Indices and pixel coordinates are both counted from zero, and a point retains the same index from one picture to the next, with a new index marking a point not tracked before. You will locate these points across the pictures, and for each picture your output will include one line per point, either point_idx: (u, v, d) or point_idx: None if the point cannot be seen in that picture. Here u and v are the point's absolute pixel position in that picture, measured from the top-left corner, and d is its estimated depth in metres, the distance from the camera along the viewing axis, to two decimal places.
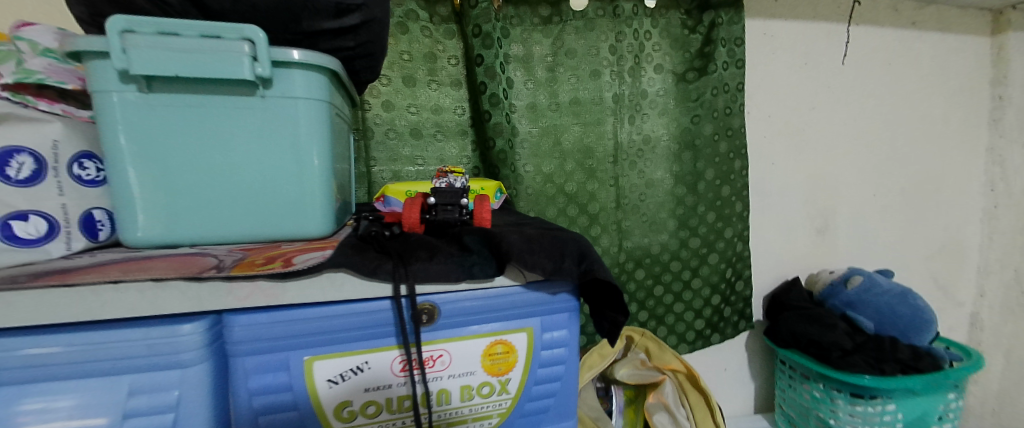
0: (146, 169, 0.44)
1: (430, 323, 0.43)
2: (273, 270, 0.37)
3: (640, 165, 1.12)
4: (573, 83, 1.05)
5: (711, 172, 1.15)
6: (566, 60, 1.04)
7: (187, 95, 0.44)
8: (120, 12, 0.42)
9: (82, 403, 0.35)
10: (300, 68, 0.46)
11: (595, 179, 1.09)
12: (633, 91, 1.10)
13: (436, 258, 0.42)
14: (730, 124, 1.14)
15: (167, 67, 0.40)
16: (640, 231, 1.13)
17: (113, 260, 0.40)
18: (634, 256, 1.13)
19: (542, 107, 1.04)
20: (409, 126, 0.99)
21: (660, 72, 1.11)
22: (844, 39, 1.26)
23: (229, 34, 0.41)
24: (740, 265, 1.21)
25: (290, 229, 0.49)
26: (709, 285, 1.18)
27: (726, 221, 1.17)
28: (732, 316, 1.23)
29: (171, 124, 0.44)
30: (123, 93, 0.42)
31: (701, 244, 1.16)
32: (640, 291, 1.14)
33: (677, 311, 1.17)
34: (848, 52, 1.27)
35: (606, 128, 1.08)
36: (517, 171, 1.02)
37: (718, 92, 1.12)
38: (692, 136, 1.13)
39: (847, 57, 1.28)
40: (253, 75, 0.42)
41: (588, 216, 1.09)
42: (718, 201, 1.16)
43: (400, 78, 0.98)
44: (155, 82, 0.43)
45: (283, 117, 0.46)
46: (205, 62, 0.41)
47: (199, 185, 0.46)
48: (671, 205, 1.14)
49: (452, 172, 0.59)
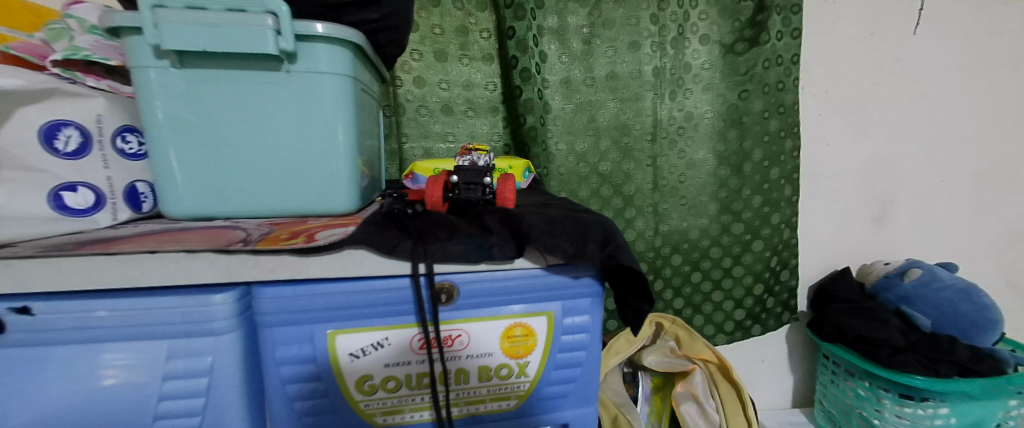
0: (185, 143, 0.46)
1: (448, 303, 0.43)
2: (295, 245, 0.38)
3: (681, 144, 1.07)
4: (610, 56, 1.00)
5: (758, 152, 1.07)
6: (604, 31, 0.99)
7: (216, 70, 0.44)
8: None
9: (127, 364, 0.38)
10: (323, 42, 0.46)
11: (631, 159, 1.05)
12: (676, 64, 1.03)
13: (455, 238, 0.42)
14: (782, 100, 1.06)
15: (195, 42, 0.41)
16: (678, 214, 1.09)
17: (153, 230, 0.42)
18: (671, 241, 1.09)
19: (577, 82, 1.01)
20: (440, 103, 0.98)
21: (705, 43, 1.04)
22: (920, 5, 1.13)
23: (253, 7, 0.42)
24: (786, 253, 1.14)
25: (317, 204, 0.50)
26: (751, 273, 1.12)
27: (772, 206, 1.10)
28: (774, 307, 1.17)
29: (205, 99, 0.45)
30: (158, 68, 0.43)
31: (743, 230, 1.10)
32: (676, 277, 1.10)
33: (714, 299, 1.12)
34: (923, 19, 1.14)
35: (644, 104, 1.03)
36: (548, 150, 1.00)
37: (770, 65, 1.04)
38: (739, 113, 1.06)
39: (921, 26, 1.14)
40: (277, 49, 0.43)
41: (623, 197, 1.06)
42: (765, 184, 1.09)
43: (431, 53, 0.96)
44: (187, 57, 0.44)
45: (309, 93, 0.47)
46: (231, 36, 0.42)
47: (231, 160, 0.47)
48: (713, 187, 1.09)
49: (476, 150, 0.58)
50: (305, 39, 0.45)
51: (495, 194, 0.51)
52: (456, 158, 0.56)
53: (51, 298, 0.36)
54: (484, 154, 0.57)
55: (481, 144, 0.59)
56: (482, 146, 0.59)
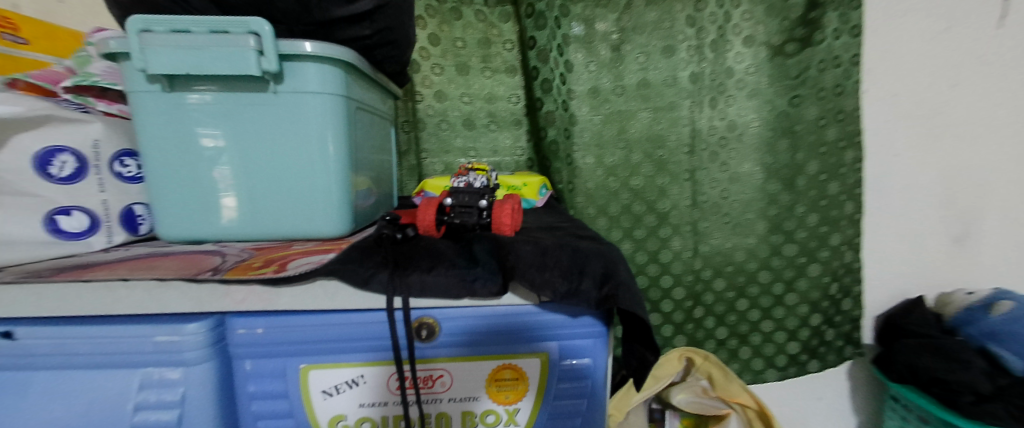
0: (177, 167, 0.46)
1: (429, 340, 0.39)
2: (263, 276, 0.36)
3: (724, 156, 0.98)
4: (642, 63, 0.94)
5: (814, 165, 0.96)
6: (635, 36, 0.93)
7: (204, 93, 0.44)
8: (146, 12, 0.43)
9: (102, 392, 0.37)
10: (312, 61, 0.44)
11: (666, 173, 0.97)
12: (716, 69, 0.95)
13: (435, 270, 0.38)
14: (839, 106, 0.94)
15: (180, 65, 0.41)
16: (721, 234, 0.99)
17: (140, 254, 0.42)
18: (714, 264, 0.99)
19: (606, 91, 0.94)
20: (462, 117, 0.96)
21: (750, 45, 0.95)
22: None
23: (235, 27, 0.41)
24: (848, 279, 1.01)
25: (307, 227, 0.48)
26: (808, 302, 1.00)
27: (831, 225, 0.98)
28: (835, 340, 1.04)
29: (195, 121, 0.45)
30: (151, 93, 0.44)
31: (797, 253, 0.98)
32: (719, 304, 1.00)
33: (763, 330, 1.01)
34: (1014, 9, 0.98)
35: (681, 113, 0.95)
36: (573, 164, 0.95)
37: (826, 66, 0.93)
38: (791, 121, 0.96)
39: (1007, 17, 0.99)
40: (260, 70, 0.42)
41: (657, 214, 0.98)
42: (822, 200, 0.97)
43: (453, 67, 0.95)
44: (177, 81, 0.44)
45: (297, 112, 0.45)
46: (214, 58, 0.41)
47: (222, 183, 0.47)
48: (762, 204, 0.98)
49: (473, 170, 0.55)
50: (292, 58, 0.44)
51: (492, 216, 0.47)
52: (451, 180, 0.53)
53: (33, 323, 0.36)
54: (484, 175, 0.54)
55: (483, 166, 0.56)
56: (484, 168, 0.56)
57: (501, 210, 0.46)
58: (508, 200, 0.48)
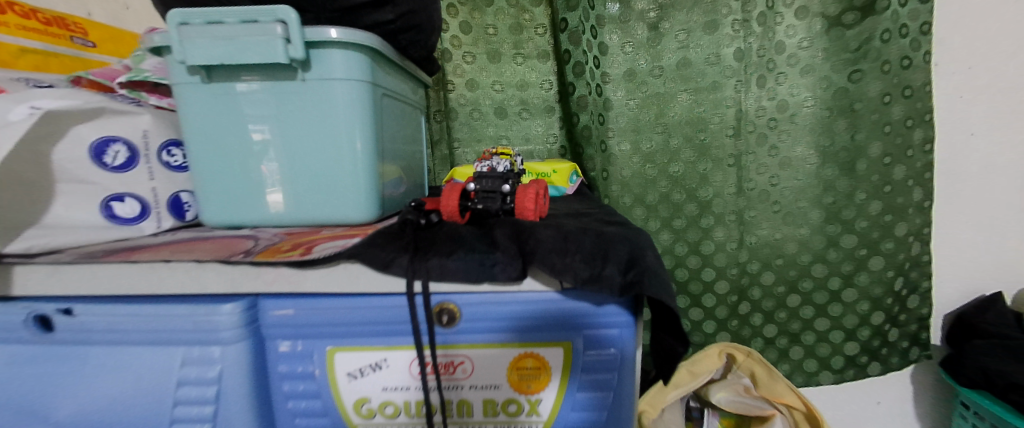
0: (216, 155, 0.48)
1: (449, 325, 0.38)
2: (290, 258, 0.37)
3: (773, 139, 0.91)
4: (682, 41, 0.89)
5: (876, 147, 0.88)
6: (674, 13, 0.88)
7: (238, 83, 0.46)
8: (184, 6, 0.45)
9: (149, 367, 0.39)
10: (337, 47, 0.45)
11: (708, 158, 0.92)
12: (764, 45, 0.88)
13: (455, 254, 0.38)
14: (908, 81, 0.85)
15: (214, 56, 0.43)
16: (770, 223, 0.93)
17: (183, 238, 0.44)
18: (761, 256, 0.93)
19: (643, 73, 0.91)
20: (493, 105, 0.95)
21: (803, 17, 0.88)
22: None
23: (263, 16, 0.42)
24: (915, 273, 0.93)
25: (335, 214, 0.49)
26: (869, 299, 0.92)
27: (897, 213, 0.89)
28: (900, 341, 0.96)
29: (232, 111, 0.47)
30: (190, 84, 0.46)
31: (857, 244, 0.91)
32: (767, 300, 0.94)
33: (817, 328, 0.94)
34: None
35: (725, 94, 0.89)
36: (608, 151, 0.92)
37: (892, 37, 0.84)
38: (850, 99, 0.88)
39: None
40: (287, 58, 0.43)
41: (698, 203, 0.93)
42: (886, 186, 0.89)
43: (484, 54, 0.94)
44: (213, 72, 0.46)
45: (324, 99, 0.46)
46: (245, 48, 0.43)
47: (256, 171, 0.48)
48: (815, 191, 0.91)
49: (498, 155, 0.54)
50: (318, 45, 0.45)
51: (515, 202, 0.46)
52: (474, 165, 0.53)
53: (91, 301, 0.39)
54: (508, 160, 0.53)
55: (506, 150, 0.54)
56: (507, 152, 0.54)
57: (525, 196, 0.45)
58: (532, 185, 0.47)
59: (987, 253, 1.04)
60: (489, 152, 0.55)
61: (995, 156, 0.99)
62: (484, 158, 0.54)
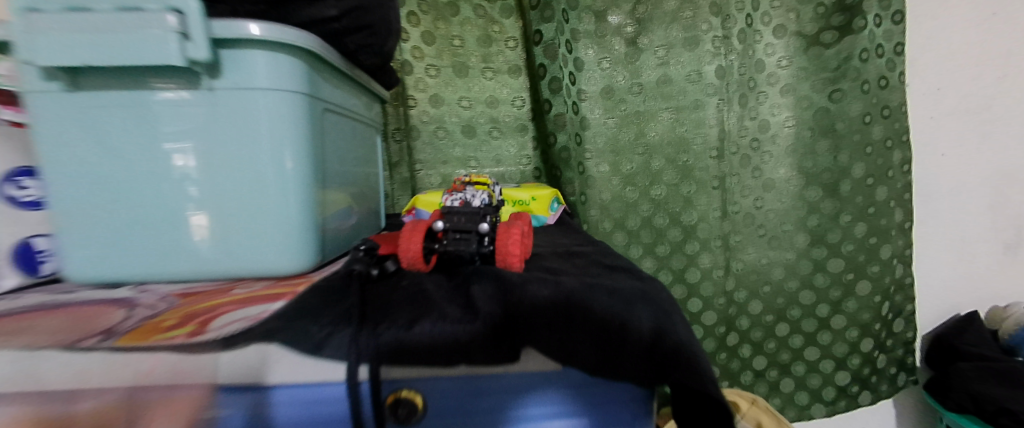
0: (94, 186, 0.36)
1: (408, 420, 0.28)
2: (173, 341, 0.27)
3: (757, 160, 0.87)
4: (661, 57, 0.84)
5: (859, 168, 0.85)
6: (653, 28, 0.83)
7: (123, 91, 0.35)
8: None
9: None
10: (260, 48, 0.35)
11: (692, 180, 0.86)
12: (746, 62, 0.85)
13: (418, 325, 0.28)
14: (886, 101, 0.83)
15: (74, 55, 0.31)
16: (756, 248, 0.88)
17: (27, 306, 0.34)
18: (748, 283, 0.88)
19: (621, 90, 0.85)
20: (461, 123, 0.86)
21: (781, 36, 0.85)
22: None
23: (150, 3, 0.31)
24: (899, 298, 0.90)
25: (257, 262, 0.38)
26: (857, 325, 0.88)
27: (881, 236, 0.86)
28: (887, 368, 0.92)
29: (113, 128, 0.35)
30: (48, 94, 0.35)
31: (843, 268, 0.87)
32: (756, 330, 0.89)
33: (806, 357, 0.89)
34: None
35: (707, 113, 0.85)
36: (586, 173, 0.84)
37: (869, 56, 0.82)
38: (831, 119, 0.85)
39: None
40: (185, 59, 0.32)
41: (682, 228, 0.87)
42: (870, 207, 0.86)
43: (450, 68, 0.85)
44: (82, 77, 0.34)
45: (243, 115, 0.36)
46: (121, 44, 0.31)
47: (153, 203, 0.37)
48: (800, 213, 0.87)
49: (473, 185, 0.44)
50: (233, 45, 0.34)
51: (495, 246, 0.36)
52: (442, 198, 0.42)
53: None
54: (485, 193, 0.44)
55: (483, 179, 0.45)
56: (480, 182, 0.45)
57: (512, 240, 0.36)
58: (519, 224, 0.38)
59: (959, 272, 1.04)
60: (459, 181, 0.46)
61: (963, 176, 1.00)
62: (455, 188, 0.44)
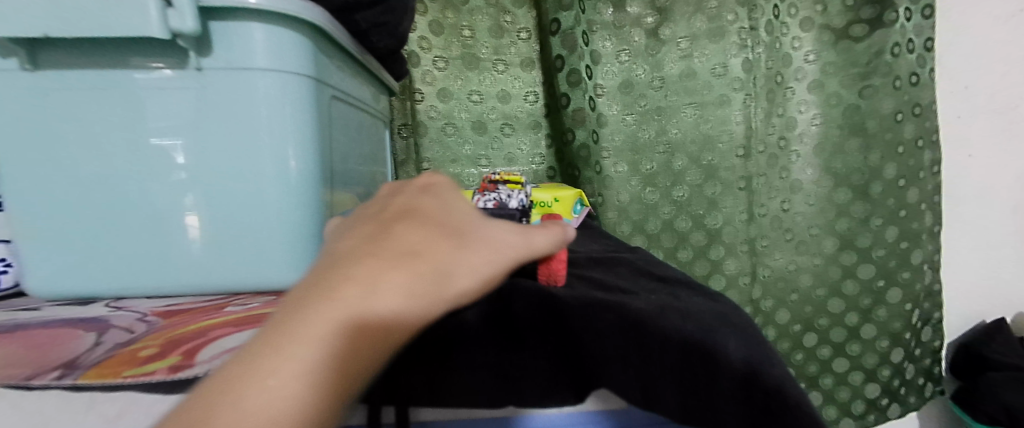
0: (60, 182, 0.31)
1: None
2: (147, 380, 0.21)
3: (783, 161, 0.82)
4: (684, 50, 0.79)
5: (891, 169, 0.80)
6: (675, 19, 0.78)
7: (96, 73, 0.29)
8: None
9: None
10: (259, 20, 0.29)
11: (717, 181, 0.81)
12: (773, 56, 0.80)
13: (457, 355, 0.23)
14: (917, 99, 0.79)
15: (32, 24, 0.26)
16: (782, 253, 0.84)
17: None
18: (774, 290, 0.84)
19: (641, 85, 0.80)
20: (471, 119, 0.81)
21: (809, 29, 0.80)
22: None
23: None
24: (927, 304, 0.85)
25: (256, 274, 0.33)
26: (887, 335, 0.84)
27: (913, 240, 0.82)
28: (914, 378, 0.87)
29: (82, 115, 0.30)
30: (4, 73, 0.29)
31: (874, 275, 0.83)
32: (782, 340, 0.84)
33: (834, 368, 0.85)
34: None
35: (732, 109, 0.80)
36: (604, 173, 0.79)
37: (901, 51, 0.78)
38: (862, 117, 0.80)
39: None
40: (168, 32, 0.26)
41: (706, 232, 0.82)
42: (901, 210, 0.81)
43: (459, 60, 0.79)
44: (44, 53, 0.29)
45: (239, 101, 0.30)
46: (90, 12, 0.26)
47: (135, 207, 0.32)
48: (827, 216, 0.83)
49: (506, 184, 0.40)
50: (226, 16, 0.29)
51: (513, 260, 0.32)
52: (473, 199, 0.38)
53: None
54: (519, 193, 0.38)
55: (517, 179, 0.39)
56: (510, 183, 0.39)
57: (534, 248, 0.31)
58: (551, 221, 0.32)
59: (987, 278, 1.00)
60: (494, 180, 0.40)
61: (992, 177, 0.96)
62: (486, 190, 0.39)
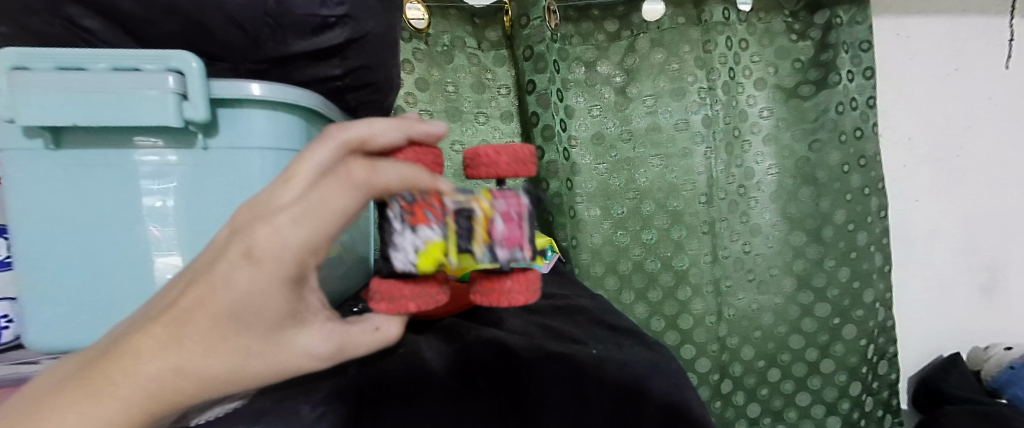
0: (61, 246, 0.34)
1: None
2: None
3: (744, 206, 0.89)
4: (650, 106, 0.87)
5: (841, 214, 0.87)
6: (641, 78, 0.86)
7: (112, 149, 0.34)
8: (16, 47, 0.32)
9: None
10: (259, 106, 0.35)
11: (682, 225, 0.87)
12: (731, 112, 0.87)
13: (412, 406, 0.27)
14: (862, 151, 0.85)
15: (64, 115, 0.30)
16: (746, 293, 0.89)
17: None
18: (739, 328, 0.89)
19: (611, 137, 0.87)
20: (453, 167, 0.85)
21: (762, 88, 0.88)
22: (1006, 37, 0.97)
23: (148, 63, 0.30)
24: (883, 339, 0.88)
25: None
26: (846, 370, 0.89)
27: (864, 280, 0.87)
28: (873, 410, 0.90)
29: (91, 186, 0.34)
30: (32, 151, 0.33)
31: (830, 313, 0.88)
32: (749, 376, 0.89)
33: (797, 403, 0.90)
34: (1013, 53, 0.98)
35: (694, 160, 0.87)
36: (577, 217, 0.86)
37: (845, 109, 0.84)
38: (813, 168, 0.87)
39: (1012, 61, 0.98)
40: (182, 120, 0.31)
41: (674, 273, 0.88)
42: (852, 252, 0.87)
43: (443, 112, 0.85)
44: (68, 134, 0.33)
45: (235, 173, 0.35)
46: (113, 106, 0.30)
47: (123, 260, 0.35)
48: (785, 258, 0.89)
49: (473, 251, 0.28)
50: (232, 104, 0.34)
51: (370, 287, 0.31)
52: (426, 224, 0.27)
53: None
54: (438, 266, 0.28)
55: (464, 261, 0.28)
56: (453, 246, 0.27)
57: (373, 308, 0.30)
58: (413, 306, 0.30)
59: (941, 315, 1.05)
60: (476, 218, 0.27)
61: (938, 220, 1.02)
62: (424, 211, 0.27)
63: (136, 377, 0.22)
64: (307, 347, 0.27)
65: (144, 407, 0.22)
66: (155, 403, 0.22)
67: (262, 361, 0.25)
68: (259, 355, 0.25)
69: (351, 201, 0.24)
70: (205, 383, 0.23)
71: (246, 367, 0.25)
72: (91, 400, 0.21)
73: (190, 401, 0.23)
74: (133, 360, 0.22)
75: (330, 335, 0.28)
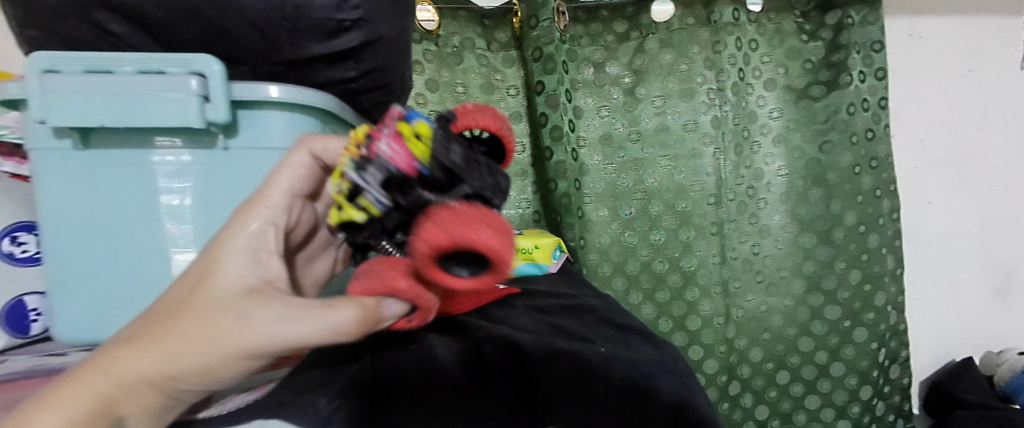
0: (88, 243, 0.36)
1: None
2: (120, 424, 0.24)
3: (753, 207, 0.89)
4: (659, 107, 0.87)
5: (852, 216, 0.86)
6: (650, 79, 0.86)
7: (136, 149, 0.35)
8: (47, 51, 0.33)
9: None
10: (278, 108, 0.36)
11: (691, 226, 0.87)
12: (740, 113, 0.87)
13: (426, 401, 0.27)
14: (874, 153, 0.84)
15: (93, 116, 0.31)
16: (754, 295, 0.89)
17: (9, 376, 0.34)
18: (748, 329, 0.89)
19: (619, 137, 0.87)
20: None
21: (772, 89, 0.88)
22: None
23: (172, 66, 0.31)
24: (895, 343, 0.87)
25: None
26: (856, 373, 0.88)
27: (875, 283, 0.86)
28: (884, 414, 0.89)
29: (115, 184, 0.35)
30: (61, 151, 0.34)
31: (840, 315, 0.87)
32: (757, 378, 0.89)
33: (807, 406, 0.90)
34: None
35: (703, 161, 0.87)
36: (585, 217, 0.86)
37: (857, 110, 0.84)
38: (823, 169, 0.87)
39: None
40: (204, 120, 0.32)
41: (682, 274, 0.88)
42: (863, 254, 0.86)
43: None
44: (95, 135, 0.34)
45: (255, 172, 0.36)
46: (138, 107, 0.32)
47: (143, 256, 0.36)
48: (795, 260, 0.89)
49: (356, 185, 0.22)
50: (251, 106, 0.35)
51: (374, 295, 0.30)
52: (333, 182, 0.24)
53: None
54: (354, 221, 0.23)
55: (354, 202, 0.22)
56: (345, 190, 0.23)
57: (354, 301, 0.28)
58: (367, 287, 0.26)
59: (954, 319, 1.04)
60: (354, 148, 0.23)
61: (951, 223, 1.01)
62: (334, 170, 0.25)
63: (113, 346, 0.25)
64: (247, 307, 0.25)
65: (109, 367, 0.24)
66: (118, 363, 0.24)
67: (223, 329, 0.25)
68: (204, 316, 0.25)
69: (295, 179, 0.31)
70: (160, 345, 0.25)
71: (193, 327, 0.25)
72: (78, 367, 0.24)
73: (143, 360, 0.24)
74: (118, 337, 0.26)
75: (277, 300, 0.26)
